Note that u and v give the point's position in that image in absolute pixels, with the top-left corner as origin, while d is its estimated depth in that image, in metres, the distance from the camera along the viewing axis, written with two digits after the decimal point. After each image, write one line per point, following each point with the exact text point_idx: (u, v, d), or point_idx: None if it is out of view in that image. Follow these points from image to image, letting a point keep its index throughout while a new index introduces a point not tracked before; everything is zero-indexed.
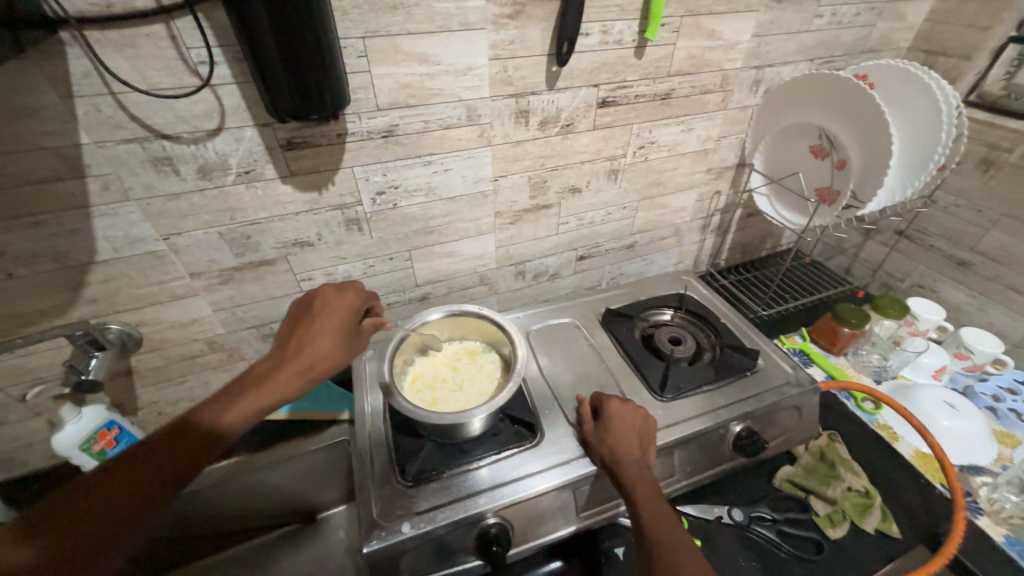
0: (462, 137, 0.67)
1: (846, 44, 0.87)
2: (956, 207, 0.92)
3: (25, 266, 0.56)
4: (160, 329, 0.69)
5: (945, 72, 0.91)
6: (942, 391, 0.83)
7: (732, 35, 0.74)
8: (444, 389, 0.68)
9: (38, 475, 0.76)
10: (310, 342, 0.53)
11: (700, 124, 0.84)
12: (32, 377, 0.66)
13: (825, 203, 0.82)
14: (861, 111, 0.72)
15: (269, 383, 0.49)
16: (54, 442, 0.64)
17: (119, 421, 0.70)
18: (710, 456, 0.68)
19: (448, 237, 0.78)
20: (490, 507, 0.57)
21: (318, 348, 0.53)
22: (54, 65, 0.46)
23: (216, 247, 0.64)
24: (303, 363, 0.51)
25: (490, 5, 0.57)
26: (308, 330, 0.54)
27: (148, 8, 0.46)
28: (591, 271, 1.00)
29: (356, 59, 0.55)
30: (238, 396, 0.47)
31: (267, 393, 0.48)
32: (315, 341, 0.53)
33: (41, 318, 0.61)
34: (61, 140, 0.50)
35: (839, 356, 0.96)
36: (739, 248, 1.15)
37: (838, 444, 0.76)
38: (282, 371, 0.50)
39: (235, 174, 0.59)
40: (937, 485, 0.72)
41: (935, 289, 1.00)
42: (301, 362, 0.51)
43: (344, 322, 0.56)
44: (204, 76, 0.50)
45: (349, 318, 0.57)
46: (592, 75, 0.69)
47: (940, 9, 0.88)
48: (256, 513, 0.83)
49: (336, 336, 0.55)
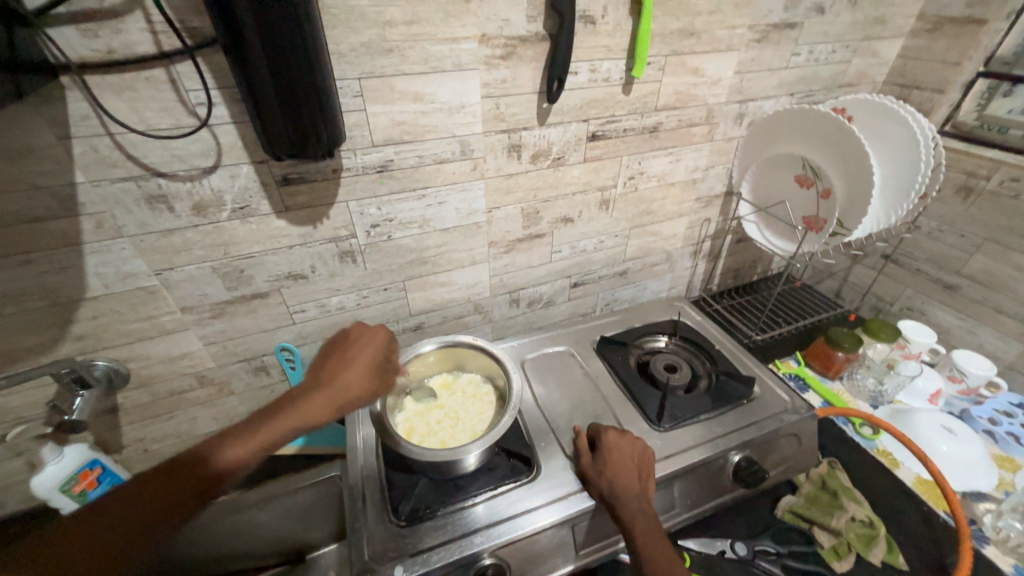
0: (456, 171, 0.68)
1: (824, 79, 0.91)
2: (940, 232, 0.94)
3: (13, 304, 0.56)
4: (149, 365, 0.68)
5: (920, 104, 0.95)
6: (939, 415, 0.83)
7: (715, 72, 0.77)
8: (444, 428, 0.66)
9: (15, 518, 0.73)
10: (339, 374, 0.54)
11: (688, 155, 0.86)
12: (13, 417, 0.64)
13: (812, 230, 0.84)
14: (844, 141, 0.75)
15: (294, 409, 0.48)
16: (33, 485, 0.62)
17: (102, 461, 0.68)
18: (710, 487, 0.67)
19: (442, 267, 0.79)
20: (486, 546, 0.55)
21: (347, 380, 0.53)
22: (53, 108, 0.47)
23: (208, 282, 0.64)
24: (330, 393, 0.51)
25: (482, 46, 0.59)
26: (338, 363, 0.55)
27: (149, 53, 0.47)
28: (585, 298, 1.01)
29: (352, 99, 0.56)
30: (258, 424, 0.46)
31: (291, 420, 0.47)
32: (345, 373, 0.54)
33: (27, 356, 0.60)
34: (57, 180, 0.50)
35: (835, 381, 0.96)
36: (731, 273, 1.16)
37: (840, 472, 0.75)
38: (309, 399, 0.50)
39: (230, 210, 0.59)
40: (940, 513, 0.71)
41: (925, 312, 1.01)
42: (330, 392, 0.51)
43: (375, 357, 0.57)
44: (202, 117, 0.51)
45: (379, 354, 0.58)
46: (582, 110, 0.71)
47: (911, 46, 0.93)
48: (243, 552, 0.79)
49: (365, 370, 0.55)
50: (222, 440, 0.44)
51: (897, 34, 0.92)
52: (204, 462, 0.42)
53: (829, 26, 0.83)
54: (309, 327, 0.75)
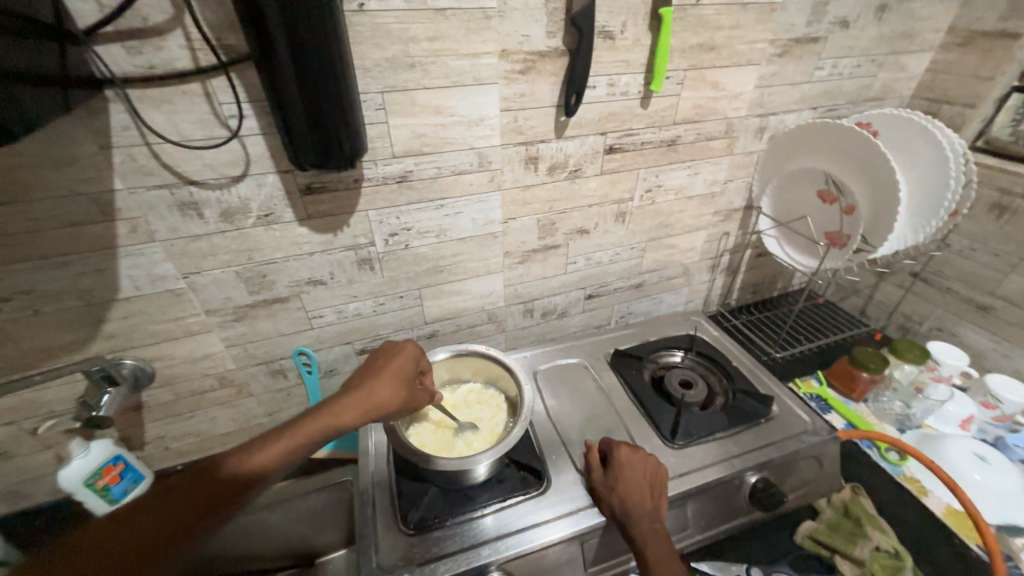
0: (473, 182, 0.69)
1: (848, 93, 0.89)
2: (973, 251, 0.91)
3: (51, 303, 0.58)
4: (173, 364, 0.70)
5: (950, 119, 0.92)
6: (971, 442, 0.79)
7: (735, 86, 0.77)
8: (460, 437, 0.66)
9: (43, 509, 0.76)
10: (370, 381, 0.55)
11: (706, 168, 0.85)
12: (45, 411, 0.67)
13: (836, 246, 0.82)
14: (870, 157, 0.73)
15: (324, 413, 0.49)
16: (60, 477, 0.64)
17: (124, 457, 0.70)
18: (725, 508, 0.65)
19: (457, 276, 0.80)
20: (494, 559, 0.54)
21: (377, 387, 0.54)
22: (97, 120, 0.49)
23: (232, 286, 0.66)
24: (360, 399, 0.52)
25: (502, 61, 0.60)
26: (369, 372, 0.56)
27: (186, 69, 0.49)
28: (599, 310, 1.00)
29: (375, 112, 0.58)
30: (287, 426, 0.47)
31: (320, 423, 0.48)
32: (376, 381, 0.55)
33: (61, 353, 0.63)
34: (97, 186, 0.53)
35: (859, 402, 0.92)
36: (750, 288, 1.14)
37: (864, 498, 0.72)
38: (340, 404, 0.51)
39: (255, 217, 0.61)
40: (973, 547, 0.68)
41: (956, 333, 0.97)
42: (360, 398, 0.52)
43: (405, 367, 0.58)
44: (233, 128, 0.54)
45: (410, 365, 0.59)
46: (599, 124, 0.71)
47: (940, 60, 0.91)
48: (255, 554, 0.81)
49: (396, 379, 0.56)
50: (250, 443, 0.45)
51: (925, 48, 0.90)
52: (229, 465, 0.43)
53: (854, 40, 0.82)
54: (326, 332, 0.76)
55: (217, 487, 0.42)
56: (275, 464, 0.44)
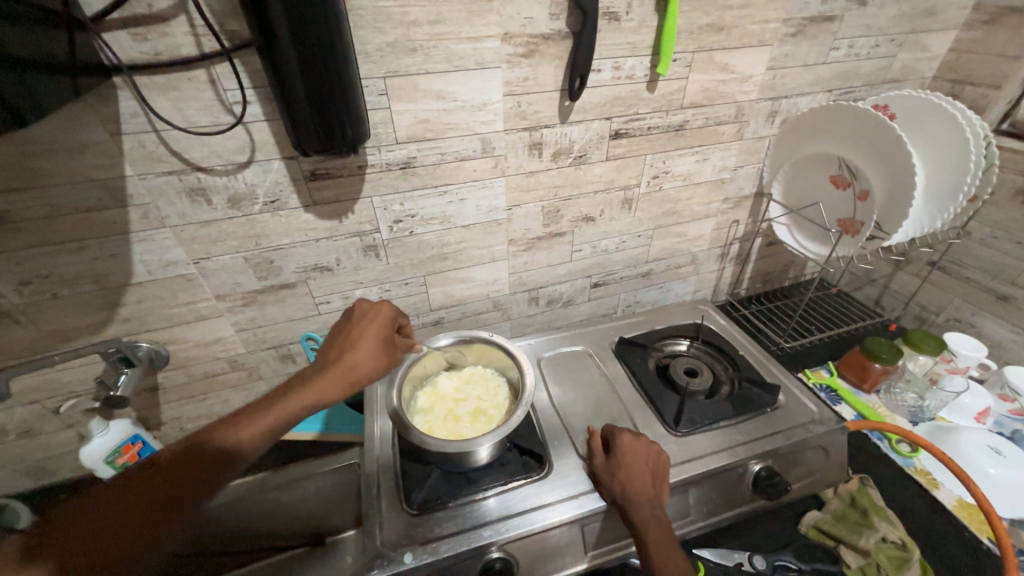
0: (477, 168, 0.69)
1: (866, 75, 0.86)
2: (994, 238, 0.88)
3: (69, 287, 0.61)
4: (186, 348, 0.72)
5: (974, 101, 0.88)
6: (986, 434, 0.77)
7: (745, 68, 0.75)
8: (469, 419, 0.67)
9: (67, 485, 0.79)
10: (348, 350, 0.54)
11: (715, 154, 0.84)
12: (66, 391, 0.70)
13: (849, 234, 0.80)
14: (882, 139, 0.71)
15: (305, 388, 0.49)
16: (82, 455, 0.67)
17: (143, 436, 0.72)
18: (728, 496, 0.65)
19: (462, 263, 0.80)
20: (495, 540, 0.55)
21: (356, 356, 0.53)
22: (106, 106, 0.51)
23: (241, 271, 0.67)
24: (339, 371, 0.52)
25: (505, 45, 0.60)
26: (346, 339, 0.55)
27: (191, 55, 0.50)
28: (606, 298, 0.99)
29: (377, 97, 0.58)
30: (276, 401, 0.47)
31: (302, 397, 0.48)
32: (353, 350, 0.54)
33: (79, 335, 0.65)
34: (108, 173, 0.54)
35: (871, 394, 0.91)
36: (760, 277, 1.12)
37: (872, 489, 0.71)
38: (321, 377, 0.51)
39: (262, 204, 0.62)
40: (984, 540, 0.66)
41: (974, 324, 0.94)
42: (339, 370, 0.52)
43: (383, 331, 0.57)
44: (238, 114, 0.55)
45: (388, 329, 0.57)
46: (605, 108, 0.70)
47: (964, 39, 0.87)
48: (267, 531, 0.83)
49: (372, 344, 0.55)
50: (238, 419, 0.45)
51: (949, 26, 0.87)
52: (217, 440, 0.43)
53: (873, 19, 0.79)
54: (334, 318, 0.78)
55: (209, 460, 0.42)
56: (264, 438, 0.45)
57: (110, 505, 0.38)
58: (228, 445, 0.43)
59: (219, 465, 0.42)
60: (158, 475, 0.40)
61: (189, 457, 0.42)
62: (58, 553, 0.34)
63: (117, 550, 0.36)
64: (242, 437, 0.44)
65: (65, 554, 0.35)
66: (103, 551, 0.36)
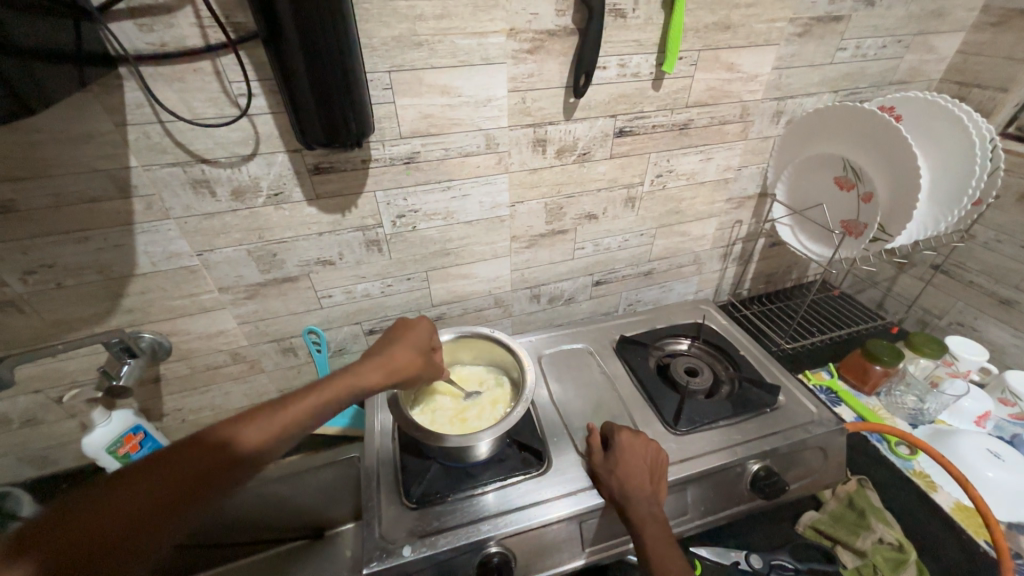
0: (481, 164, 0.69)
1: (872, 76, 0.86)
2: (998, 242, 0.88)
3: (72, 277, 0.61)
4: (188, 339, 0.72)
5: (980, 104, 0.88)
6: (985, 438, 0.77)
7: (752, 67, 0.74)
8: (478, 413, 0.68)
9: (70, 474, 0.80)
10: (389, 350, 0.59)
11: (720, 154, 0.84)
12: (69, 380, 0.70)
13: (851, 236, 0.80)
14: (890, 142, 0.71)
15: (349, 375, 0.52)
16: (84, 442, 0.68)
17: (143, 427, 0.73)
18: (727, 495, 0.65)
19: (464, 259, 0.80)
20: (493, 535, 0.55)
21: (398, 355, 0.58)
22: (111, 97, 0.51)
23: (244, 264, 0.68)
24: (381, 364, 0.56)
25: (511, 41, 0.60)
26: (387, 342, 0.60)
27: (196, 46, 0.50)
28: (607, 296, 0.99)
29: (382, 91, 0.58)
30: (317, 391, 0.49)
31: (347, 382, 0.52)
32: (395, 349, 0.59)
33: (81, 325, 0.65)
34: (113, 163, 0.54)
35: (871, 396, 0.91)
36: (763, 278, 1.12)
37: (870, 491, 0.71)
38: (363, 375, 0.54)
39: (266, 196, 0.62)
40: (981, 543, 0.66)
41: (977, 328, 0.94)
42: (381, 364, 0.56)
43: (422, 350, 0.61)
44: (243, 106, 0.55)
45: (427, 338, 0.63)
46: (610, 106, 0.70)
47: (972, 41, 0.87)
48: (268, 522, 0.84)
49: (413, 348, 0.60)
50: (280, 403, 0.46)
51: (957, 28, 0.86)
52: (239, 435, 0.42)
53: (881, 20, 0.79)
54: (335, 312, 0.78)
55: (225, 460, 0.41)
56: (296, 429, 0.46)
57: (112, 500, 0.36)
58: (256, 436, 0.43)
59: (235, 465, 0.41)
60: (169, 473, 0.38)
61: (204, 453, 0.40)
62: (47, 549, 0.32)
63: (109, 554, 0.34)
64: (281, 419, 0.45)
65: (56, 551, 0.32)
66: (94, 554, 0.34)
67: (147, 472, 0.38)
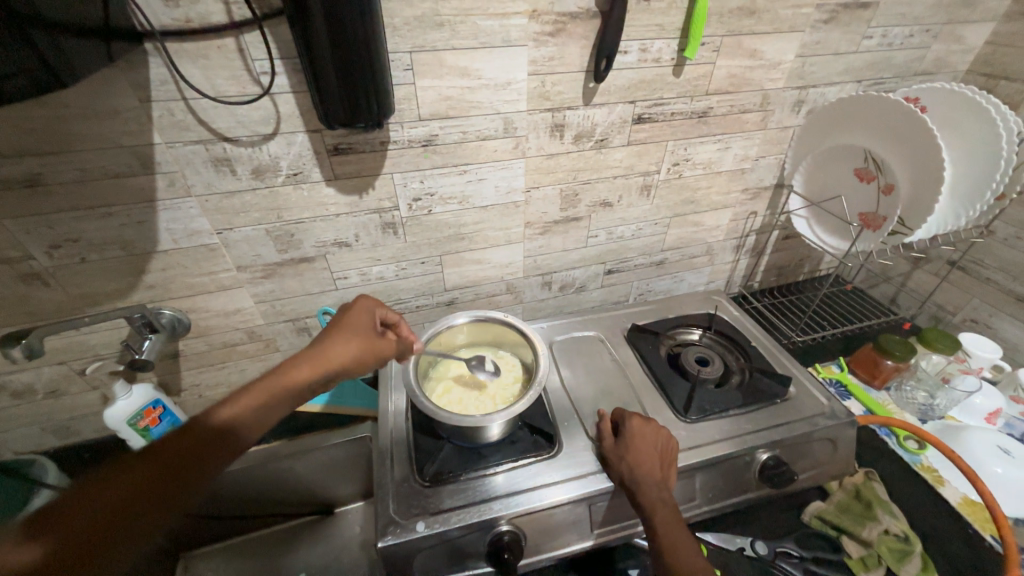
0: (498, 149, 0.69)
1: (897, 66, 0.84)
2: (1017, 239, 0.86)
3: (96, 252, 0.62)
4: (207, 317, 0.74)
5: (1007, 97, 0.86)
6: (997, 435, 0.77)
7: (774, 54, 0.73)
8: (489, 391, 0.69)
9: (92, 444, 0.82)
10: (331, 338, 0.55)
11: (738, 143, 0.83)
12: (92, 353, 0.72)
13: (869, 228, 0.80)
14: (915, 146, 0.70)
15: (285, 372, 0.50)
16: (106, 416, 0.69)
17: (163, 401, 0.74)
18: (734, 483, 0.66)
19: (478, 244, 0.80)
20: (504, 514, 0.57)
21: (343, 338, 0.56)
22: (137, 72, 0.51)
23: (262, 244, 0.68)
24: (323, 348, 0.54)
25: (532, 23, 0.59)
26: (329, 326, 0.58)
27: (221, 23, 0.50)
28: (618, 285, 1.00)
29: (402, 72, 0.58)
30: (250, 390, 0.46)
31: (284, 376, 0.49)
32: (338, 332, 0.57)
33: (104, 300, 0.67)
34: (137, 139, 0.55)
35: (880, 390, 0.91)
36: (775, 270, 1.11)
37: (877, 483, 0.72)
38: (297, 368, 0.50)
39: (285, 176, 0.63)
40: (987, 537, 0.67)
41: (991, 325, 0.93)
42: (325, 350, 0.54)
43: (367, 332, 0.58)
44: (265, 85, 0.55)
45: (369, 316, 0.61)
46: (629, 91, 0.70)
47: (1003, 31, 0.84)
48: (279, 499, 0.86)
49: (354, 329, 0.58)
50: (221, 405, 0.44)
51: (987, 18, 0.84)
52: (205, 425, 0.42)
53: (909, 7, 0.77)
54: (350, 293, 0.79)
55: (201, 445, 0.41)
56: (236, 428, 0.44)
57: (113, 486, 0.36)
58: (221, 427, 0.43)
59: (213, 449, 0.42)
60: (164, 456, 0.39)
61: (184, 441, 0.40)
62: (53, 534, 0.32)
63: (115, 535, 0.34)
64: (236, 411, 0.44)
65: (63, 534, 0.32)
66: (101, 536, 0.34)
67: (143, 454, 0.38)
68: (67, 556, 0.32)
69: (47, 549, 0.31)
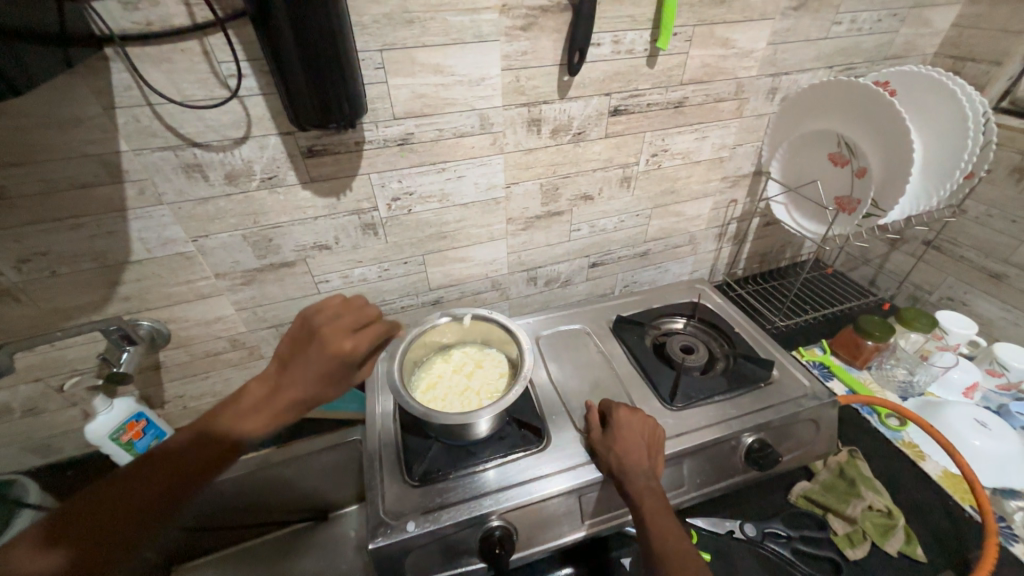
0: (475, 145, 0.69)
1: (867, 51, 0.85)
2: (989, 217, 0.88)
3: (67, 265, 0.61)
4: (187, 326, 0.73)
5: (975, 78, 0.88)
6: (974, 408, 0.79)
7: (746, 43, 0.74)
8: (473, 385, 0.69)
9: (75, 461, 0.81)
10: (292, 382, 0.47)
11: (714, 132, 0.83)
12: (68, 368, 0.70)
13: (844, 212, 0.81)
14: (890, 132, 0.71)
15: (243, 419, 0.46)
16: (87, 432, 0.68)
17: (146, 414, 0.73)
18: (721, 468, 0.67)
19: (460, 242, 0.80)
20: (494, 509, 0.57)
21: (304, 383, 0.47)
22: (98, 79, 0.50)
23: (239, 250, 0.67)
24: (281, 394, 0.47)
25: (503, 18, 0.59)
26: (304, 361, 0.48)
27: (184, 26, 0.49)
28: (604, 278, 1.00)
29: (373, 71, 0.57)
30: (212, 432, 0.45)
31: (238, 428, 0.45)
32: (302, 374, 0.47)
33: (78, 314, 0.65)
34: (103, 148, 0.54)
35: (862, 370, 0.93)
36: (757, 257, 1.12)
37: (861, 461, 0.73)
38: (252, 418, 0.46)
39: (259, 180, 0.62)
40: (966, 508, 0.69)
41: (967, 302, 0.96)
42: (282, 398, 0.47)
43: (334, 374, 0.48)
44: (233, 88, 0.54)
45: (343, 350, 0.48)
46: (604, 84, 0.70)
47: (968, 14, 0.86)
48: (274, 507, 0.86)
49: (330, 380, 0.48)
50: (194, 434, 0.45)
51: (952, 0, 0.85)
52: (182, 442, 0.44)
53: None
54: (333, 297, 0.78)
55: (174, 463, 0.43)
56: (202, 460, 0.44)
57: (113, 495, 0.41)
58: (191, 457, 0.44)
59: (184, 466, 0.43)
60: (155, 468, 0.42)
61: (164, 460, 0.43)
62: (68, 543, 0.38)
63: (120, 540, 0.39)
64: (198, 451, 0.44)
65: (77, 544, 0.38)
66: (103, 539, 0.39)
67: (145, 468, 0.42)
68: (81, 559, 0.38)
69: (64, 557, 0.37)
